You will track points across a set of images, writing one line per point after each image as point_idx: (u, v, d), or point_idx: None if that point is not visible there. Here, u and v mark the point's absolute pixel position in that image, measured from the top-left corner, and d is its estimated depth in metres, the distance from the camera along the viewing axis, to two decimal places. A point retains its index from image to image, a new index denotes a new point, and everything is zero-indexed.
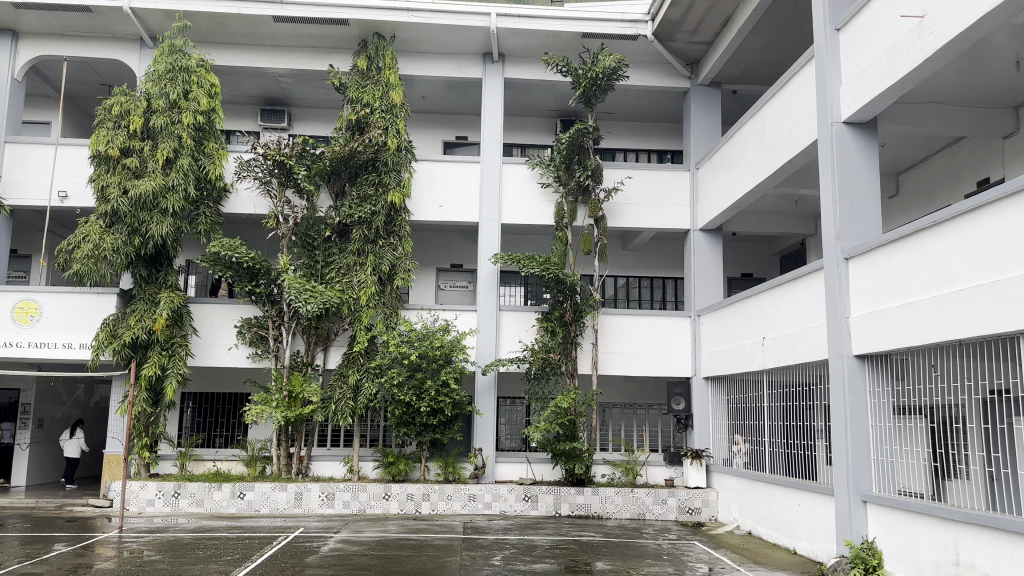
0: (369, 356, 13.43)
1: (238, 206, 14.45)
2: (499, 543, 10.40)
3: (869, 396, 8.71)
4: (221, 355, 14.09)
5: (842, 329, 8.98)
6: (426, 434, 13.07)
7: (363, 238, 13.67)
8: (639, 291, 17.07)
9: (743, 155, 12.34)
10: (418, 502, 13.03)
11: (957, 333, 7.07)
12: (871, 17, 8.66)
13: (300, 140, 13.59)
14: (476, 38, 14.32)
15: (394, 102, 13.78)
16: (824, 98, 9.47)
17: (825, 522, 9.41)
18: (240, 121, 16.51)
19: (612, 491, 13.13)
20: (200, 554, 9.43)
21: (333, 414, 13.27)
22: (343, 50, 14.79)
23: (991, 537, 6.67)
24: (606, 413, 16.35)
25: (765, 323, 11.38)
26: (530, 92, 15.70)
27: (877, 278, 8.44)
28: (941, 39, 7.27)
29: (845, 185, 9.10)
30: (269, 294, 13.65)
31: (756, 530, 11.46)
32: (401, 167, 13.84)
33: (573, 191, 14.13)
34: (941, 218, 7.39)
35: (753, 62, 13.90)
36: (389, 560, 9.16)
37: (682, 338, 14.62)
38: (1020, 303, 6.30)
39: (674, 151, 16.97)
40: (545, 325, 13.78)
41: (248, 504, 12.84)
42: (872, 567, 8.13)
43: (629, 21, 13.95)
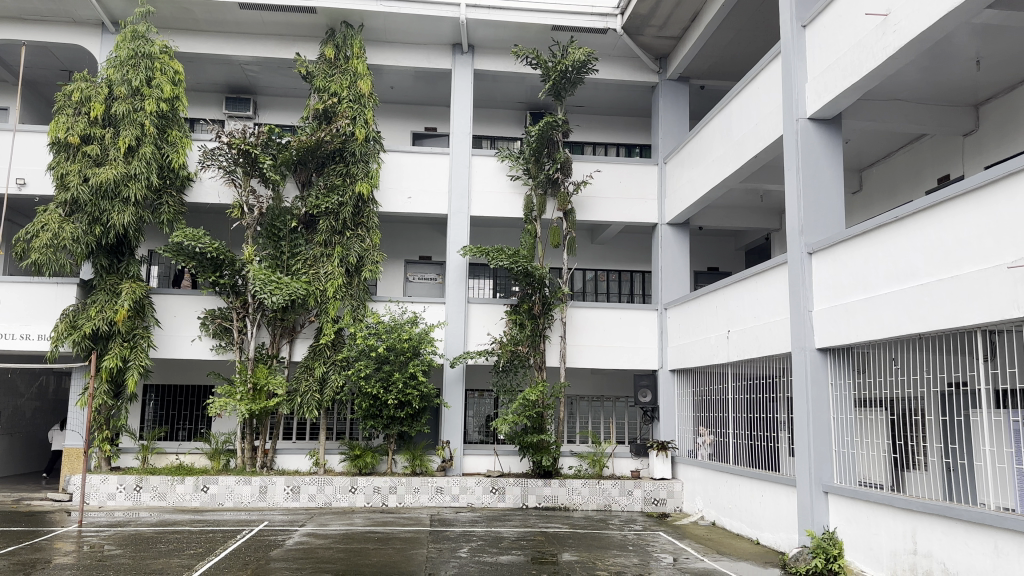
0: (336, 348, 13.34)
1: (201, 195, 14.22)
2: (466, 536, 10.39)
3: (831, 389, 8.85)
4: (185, 347, 13.87)
5: (805, 322, 9.09)
6: (394, 426, 12.98)
7: (330, 229, 13.56)
8: (607, 284, 17.16)
9: (710, 150, 12.43)
10: (385, 495, 12.98)
11: (917, 327, 7.21)
12: (836, 14, 8.77)
13: (265, 129, 13.44)
14: (446, 29, 14.23)
15: (363, 91, 13.67)
16: (789, 94, 9.57)
17: (787, 512, 9.55)
18: (205, 110, 16.24)
19: (579, 483, 13.22)
20: (162, 548, 9.30)
21: (299, 407, 13.12)
22: (310, 39, 14.62)
23: (947, 527, 6.82)
24: (574, 406, 16.44)
25: (730, 316, 11.51)
26: (499, 84, 15.66)
27: (839, 272, 8.58)
28: (905, 37, 7.37)
29: (810, 181, 9.20)
30: (234, 285, 13.51)
31: (719, 521, 11.61)
32: (369, 158, 13.77)
33: (542, 184, 14.10)
34: (903, 214, 7.52)
35: (720, 58, 13.99)
36: (355, 553, 9.10)
37: (649, 330, 14.73)
38: (977, 298, 6.44)
39: (643, 145, 17.06)
40: (514, 318, 13.78)
41: (211, 497, 12.68)
42: (832, 556, 8.29)
43: (599, 14, 13.94)
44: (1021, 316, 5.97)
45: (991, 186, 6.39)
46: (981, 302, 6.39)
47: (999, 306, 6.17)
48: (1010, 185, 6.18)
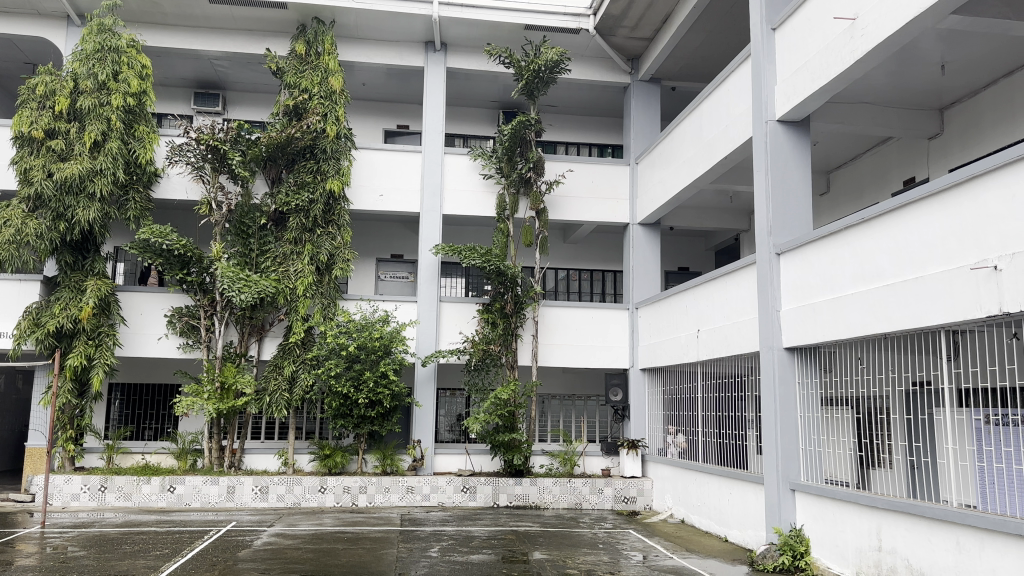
0: (305, 347, 13.25)
1: (169, 190, 14.03)
2: (436, 535, 10.35)
3: (798, 387, 8.95)
4: (151, 345, 13.66)
5: (774, 322, 9.19)
6: (364, 425, 12.88)
7: (300, 226, 13.44)
8: (579, 283, 17.21)
9: (680, 151, 12.52)
10: (354, 495, 12.90)
11: (882, 327, 7.32)
12: (805, 18, 8.87)
13: (234, 125, 13.26)
14: (419, 26, 14.17)
15: (333, 88, 13.59)
16: (759, 97, 9.66)
17: (755, 510, 9.65)
18: (173, 104, 16.02)
19: (550, 481, 13.25)
20: (127, 549, 9.16)
21: (267, 407, 12.99)
22: (281, 35, 14.50)
23: (912, 524, 6.92)
24: (546, 405, 16.46)
25: (700, 316, 11.60)
26: (471, 82, 15.64)
27: (807, 273, 8.68)
28: (872, 41, 7.48)
29: (778, 182, 9.30)
30: (202, 283, 13.34)
31: (689, 518, 11.71)
32: (340, 155, 13.68)
33: (515, 183, 14.10)
34: (869, 215, 7.63)
35: (692, 60, 14.10)
36: (324, 554, 9.04)
37: (620, 329, 14.80)
38: (940, 299, 6.56)
39: (615, 145, 17.13)
40: (486, 317, 13.78)
41: (178, 498, 12.53)
42: (799, 554, 8.39)
43: (572, 14, 13.98)
44: (983, 317, 6.10)
45: (954, 190, 6.52)
46: (944, 303, 6.51)
47: (961, 307, 6.30)
48: (973, 189, 6.31)
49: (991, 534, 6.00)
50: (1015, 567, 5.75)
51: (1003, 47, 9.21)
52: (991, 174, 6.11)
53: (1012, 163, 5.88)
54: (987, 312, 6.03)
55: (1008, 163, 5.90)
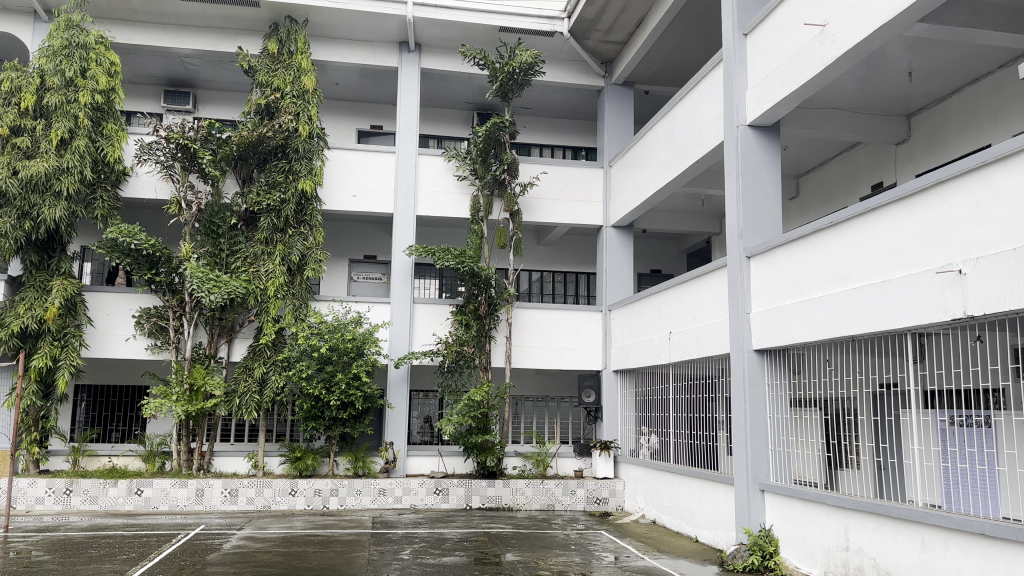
0: (276, 348, 13.14)
1: (138, 189, 13.81)
2: (408, 538, 10.32)
3: (767, 388, 9.05)
4: (118, 346, 13.47)
5: (744, 324, 9.28)
6: (336, 428, 12.80)
7: (271, 226, 13.33)
8: (553, 285, 17.25)
9: (653, 154, 12.60)
10: (326, 498, 12.81)
11: (850, 329, 7.42)
12: (776, 24, 8.97)
13: (205, 123, 13.12)
14: (393, 26, 14.11)
15: (306, 87, 13.51)
16: (730, 102, 9.75)
17: (725, 510, 9.74)
18: (142, 102, 15.80)
19: (522, 483, 13.29)
20: (93, 553, 9.02)
21: (237, 409, 12.87)
22: (254, 33, 14.36)
23: (878, 524, 7.02)
24: (519, 406, 16.48)
25: (672, 318, 11.68)
26: (446, 84, 15.62)
27: (776, 275, 8.78)
28: (841, 48, 7.58)
29: (749, 186, 9.39)
30: (170, 283, 13.17)
31: (660, 519, 11.78)
32: (313, 155, 13.59)
33: (489, 185, 14.10)
34: (838, 219, 7.73)
35: (664, 64, 14.20)
36: (294, 557, 8.98)
37: (593, 331, 14.85)
38: (907, 302, 6.66)
39: (589, 148, 17.21)
40: (460, 319, 13.75)
41: (146, 501, 12.36)
42: (769, 554, 8.48)
43: (546, 17, 14.04)
44: (948, 321, 6.21)
45: (921, 195, 6.62)
46: (910, 307, 6.61)
47: (927, 310, 6.40)
48: (939, 194, 6.41)
49: (955, 533, 6.11)
50: (977, 566, 5.86)
51: (970, 55, 9.39)
52: (956, 180, 6.21)
53: (977, 169, 5.99)
54: (951, 316, 6.13)
55: (974, 168, 6.01)
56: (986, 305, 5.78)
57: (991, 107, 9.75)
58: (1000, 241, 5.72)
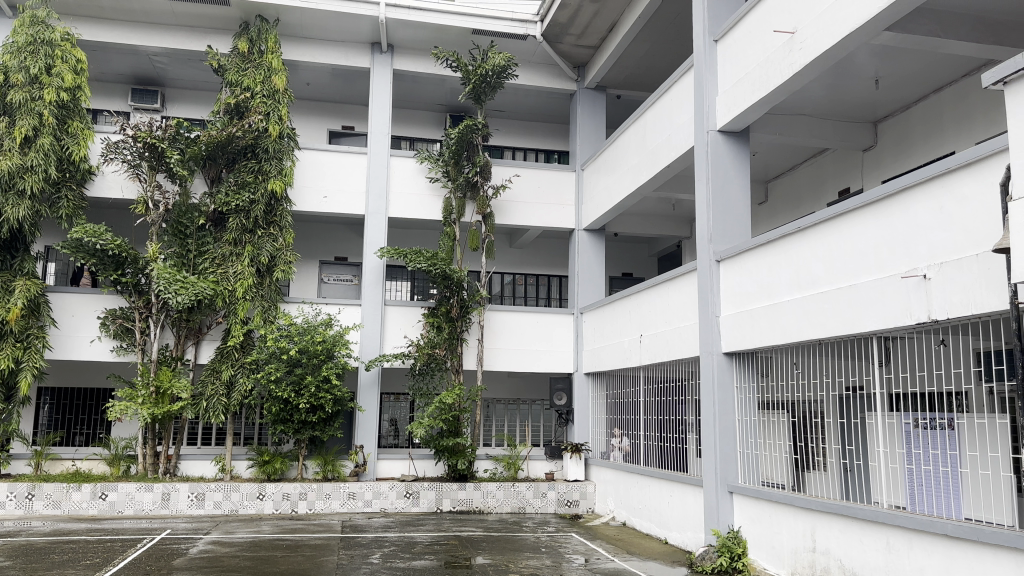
0: (244, 351, 13.00)
1: (103, 189, 13.58)
2: (377, 541, 10.26)
3: (736, 392, 9.13)
4: (83, 348, 13.24)
5: (713, 328, 9.37)
6: (305, 431, 12.68)
7: (239, 227, 13.19)
8: (525, 288, 17.27)
9: (625, 158, 12.67)
10: (294, 502, 12.68)
11: (817, 333, 7.52)
12: (746, 30, 9.07)
13: (173, 122, 12.96)
14: (365, 27, 14.04)
15: (277, 87, 13.42)
16: (701, 107, 9.84)
17: (694, 512, 9.81)
18: (109, 100, 15.56)
19: (493, 486, 13.30)
20: (56, 558, 8.85)
21: (204, 412, 12.73)
22: (224, 32, 14.20)
23: (844, 525, 7.12)
24: (490, 409, 16.46)
25: (643, 320, 11.75)
26: (418, 85, 15.57)
27: (745, 279, 8.88)
28: (810, 55, 7.68)
29: (719, 191, 9.47)
30: (137, 284, 12.98)
31: (630, 521, 11.84)
32: (283, 155, 13.50)
33: (462, 187, 14.07)
34: (805, 225, 7.83)
35: (636, 68, 14.29)
36: (262, 561, 8.88)
37: (564, 334, 14.89)
38: (873, 306, 6.76)
39: (561, 151, 17.26)
40: (431, 321, 13.68)
41: (110, 505, 12.18)
42: (737, 555, 8.53)
43: (519, 20, 14.06)
44: (912, 324, 6.31)
45: (886, 200, 6.73)
46: (876, 311, 6.71)
47: (892, 314, 6.51)
48: (903, 200, 6.52)
49: (920, 534, 6.20)
50: (940, 566, 5.96)
51: (935, 64, 9.55)
52: (921, 186, 6.33)
53: (941, 176, 6.10)
54: (916, 320, 6.24)
55: (938, 175, 6.12)
56: (950, 309, 5.88)
57: (956, 115, 9.93)
58: (963, 246, 5.84)
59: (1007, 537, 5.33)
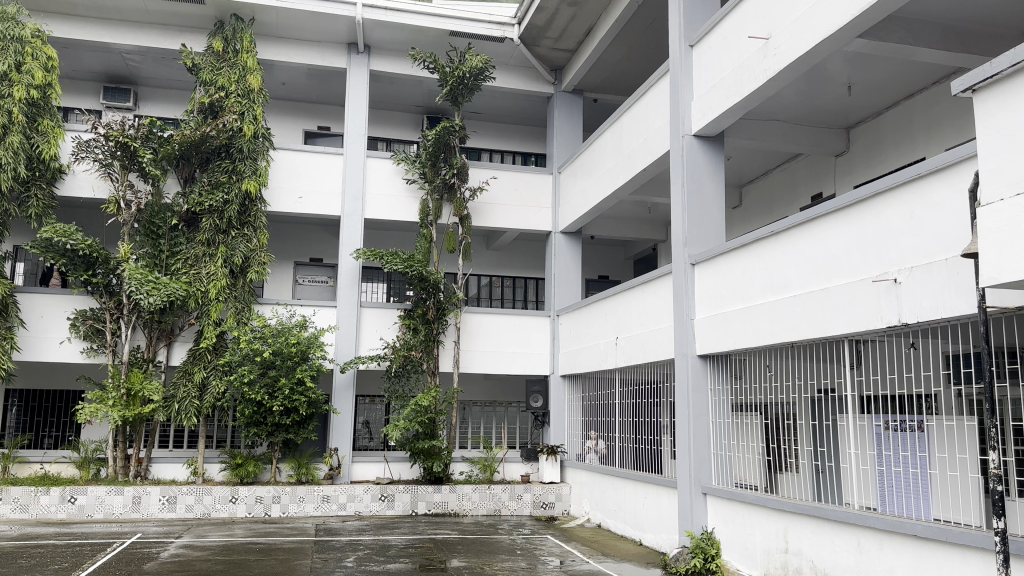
0: (217, 352, 12.88)
1: (74, 188, 13.38)
2: (352, 545, 10.20)
3: (710, 394, 9.20)
4: (52, 349, 13.03)
5: (687, 330, 9.44)
6: (278, 434, 12.58)
7: (213, 227, 13.07)
8: (501, 290, 17.27)
9: (602, 161, 12.72)
10: (267, 505, 12.60)
11: (789, 336, 7.60)
12: (721, 36, 9.16)
13: (146, 122, 12.81)
14: (342, 27, 13.98)
15: (252, 86, 13.32)
16: (676, 112, 9.91)
17: (668, 513, 9.87)
18: (80, 98, 15.34)
19: (469, 488, 13.29)
20: (23, 563, 8.71)
21: (175, 414, 12.60)
22: (198, 31, 14.07)
23: (816, 526, 7.19)
24: (467, 411, 16.43)
25: (619, 323, 11.80)
26: (395, 86, 15.53)
27: (719, 282, 8.96)
28: (783, 61, 7.77)
29: (693, 194, 9.54)
30: (108, 284, 12.82)
31: (605, 522, 11.90)
32: (257, 155, 13.40)
33: (439, 189, 14.08)
34: (778, 229, 7.92)
35: (613, 72, 14.36)
36: (235, 565, 8.80)
37: (541, 336, 14.91)
38: (844, 309, 6.85)
39: (538, 154, 17.30)
40: (407, 323, 13.61)
41: (79, 509, 11.99)
42: (711, 556, 8.56)
43: (497, 23, 14.08)
44: (883, 328, 6.40)
45: (858, 206, 6.82)
46: (847, 314, 6.80)
47: (863, 318, 6.59)
48: (874, 205, 6.62)
49: (890, 534, 6.29)
50: (910, 566, 6.05)
51: (905, 71, 9.69)
52: (892, 192, 6.42)
53: (911, 182, 6.19)
54: (886, 323, 6.33)
55: (908, 181, 6.22)
56: (920, 312, 5.97)
57: (926, 123, 10.08)
58: (933, 251, 5.93)
59: (975, 537, 5.43)
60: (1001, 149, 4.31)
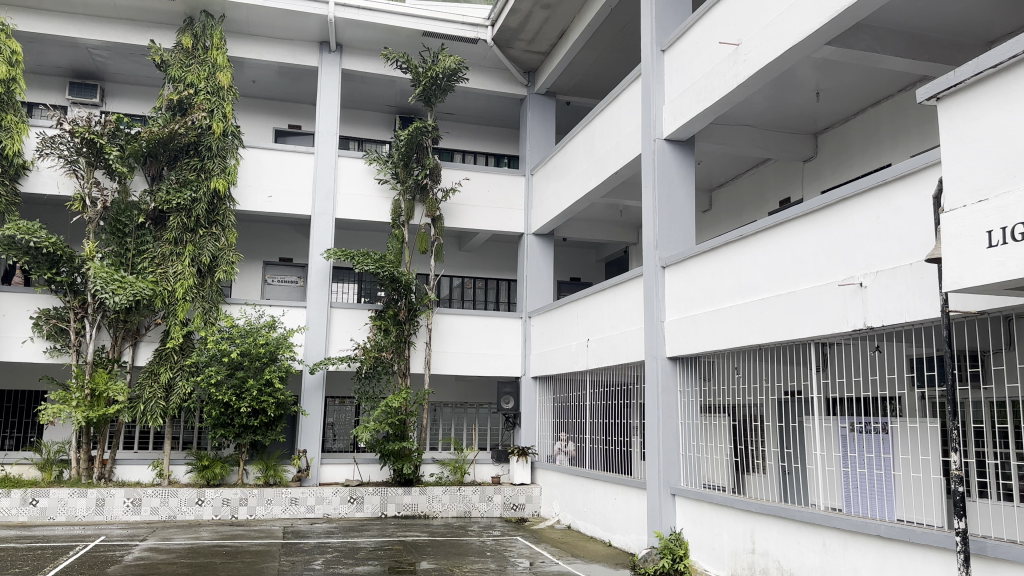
0: (184, 353, 12.73)
1: (38, 184, 13.12)
2: (320, 547, 10.13)
3: (680, 396, 9.28)
4: (14, 349, 12.77)
5: (658, 332, 9.50)
6: (246, 435, 12.46)
7: (180, 226, 12.90)
8: (473, 291, 17.26)
9: (574, 164, 12.77)
10: (234, 507, 12.47)
11: (758, 338, 7.69)
12: (692, 41, 9.25)
13: (112, 118, 12.61)
14: (313, 26, 13.89)
15: (221, 83, 13.19)
16: (648, 116, 9.98)
17: (637, 514, 9.93)
18: (45, 94, 15.07)
19: (440, 490, 13.27)
20: None
21: (141, 415, 12.41)
22: (167, 27, 13.89)
23: (782, 527, 7.28)
24: (437, 413, 16.39)
25: (590, 325, 11.85)
26: (368, 86, 15.45)
27: (689, 285, 9.04)
28: (753, 67, 7.86)
29: (665, 197, 9.60)
30: (72, 283, 12.61)
31: (575, 523, 11.94)
32: (227, 153, 13.24)
33: (411, 189, 14.02)
34: (747, 233, 8.01)
35: (586, 75, 14.42)
36: (200, 568, 8.69)
37: (512, 338, 14.93)
38: (811, 312, 6.93)
39: (511, 155, 17.31)
40: (378, 324, 13.54)
41: (41, 512, 11.74)
42: (679, 556, 8.68)
43: (470, 24, 14.09)
44: (849, 331, 6.50)
45: (825, 210, 6.92)
46: (814, 317, 6.88)
47: (829, 321, 6.69)
48: (841, 211, 6.72)
49: (854, 534, 6.38)
50: (874, 566, 6.14)
51: (872, 78, 9.86)
52: (859, 198, 6.52)
53: (877, 187, 6.30)
54: (853, 326, 6.43)
55: (874, 187, 6.32)
56: (885, 316, 6.07)
57: (892, 130, 10.25)
58: (898, 255, 6.03)
59: (936, 537, 5.53)
60: (963, 156, 4.40)
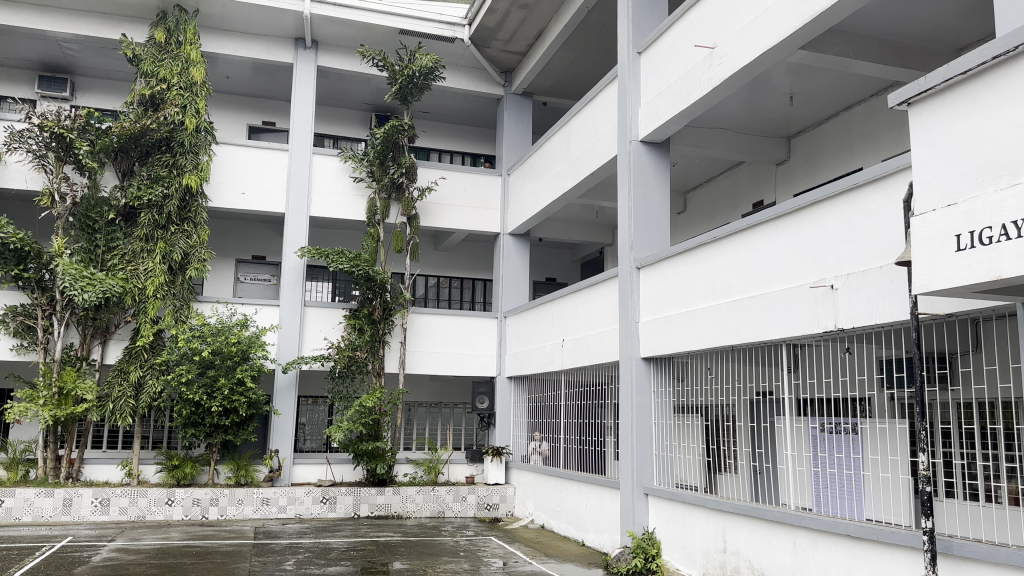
0: (154, 351, 12.57)
1: (5, 179, 12.89)
2: (292, 548, 10.06)
3: (654, 396, 9.33)
4: None
5: (632, 333, 9.54)
6: (217, 434, 12.33)
7: (152, 222, 12.74)
8: (449, 291, 17.22)
9: (550, 164, 12.79)
10: (205, 507, 12.34)
11: (730, 339, 7.76)
12: (668, 44, 9.31)
13: (83, 113, 12.43)
14: (289, 22, 13.77)
15: (194, 79, 13.04)
16: (623, 118, 10.03)
17: (610, 513, 9.98)
18: (14, 87, 14.80)
19: (413, 490, 13.23)
20: None
21: (110, 414, 12.24)
22: (139, 21, 13.72)
23: (753, 526, 7.35)
24: (412, 412, 16.35)
25: (565, 325, 11.88)
26: (344, 83, 15.36)
27: (663, 286, 9.09)
28: (728, 70, 7.93)
29: (640, 198, 9.65)
30: (40, 280, 12.40)
31: (548, 523, 11.96)
32: (199, 150, 13.09)
33: (386, 188, 13.96)
34: (720, 235, 8.08)
35: (562, 76, 14.45)
36: (170, 569, 8.59)
37: (488, 337, 14.92)
38: (783, 314, 7.00)
39: (487, 155, 17.31)
40: (353, 323, 13.45)
41: (6, 512, 11.53)
42: (651, 556, 8.70)
43: (447, 22, 14.06)
44: (821, 332, 6.57)
45: (797, 213, 7.00)
46: (786, 318, 6.95)
47: (801, 323, 6.77)
48: (813, 214, 6.80)
49: (824, 534, 6.46)
50: (843, 565, 6.22)
51: (844, 83, 9.98)
52: (830, 201, 6.60)
53: (848, 191, 6.39)
54: (824, 328, 6.50)
55: (845, 190, 6.40)
56: (855, 318, 6.15)
57: (863, 134, 10.38)
58: (868, 258, 6.12)
59: (904, 537, 5.61)
60: (933, 161, 4.46)
